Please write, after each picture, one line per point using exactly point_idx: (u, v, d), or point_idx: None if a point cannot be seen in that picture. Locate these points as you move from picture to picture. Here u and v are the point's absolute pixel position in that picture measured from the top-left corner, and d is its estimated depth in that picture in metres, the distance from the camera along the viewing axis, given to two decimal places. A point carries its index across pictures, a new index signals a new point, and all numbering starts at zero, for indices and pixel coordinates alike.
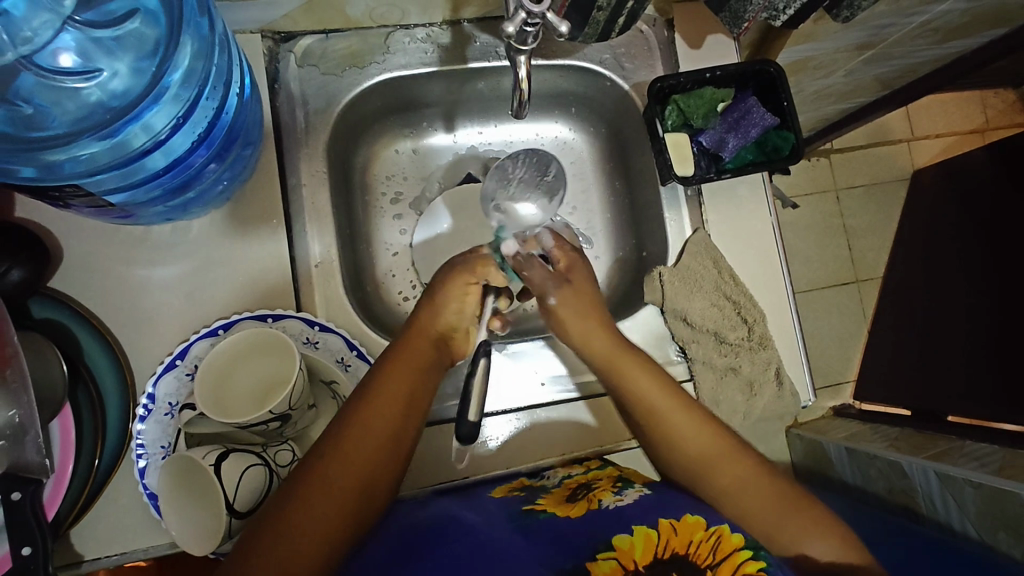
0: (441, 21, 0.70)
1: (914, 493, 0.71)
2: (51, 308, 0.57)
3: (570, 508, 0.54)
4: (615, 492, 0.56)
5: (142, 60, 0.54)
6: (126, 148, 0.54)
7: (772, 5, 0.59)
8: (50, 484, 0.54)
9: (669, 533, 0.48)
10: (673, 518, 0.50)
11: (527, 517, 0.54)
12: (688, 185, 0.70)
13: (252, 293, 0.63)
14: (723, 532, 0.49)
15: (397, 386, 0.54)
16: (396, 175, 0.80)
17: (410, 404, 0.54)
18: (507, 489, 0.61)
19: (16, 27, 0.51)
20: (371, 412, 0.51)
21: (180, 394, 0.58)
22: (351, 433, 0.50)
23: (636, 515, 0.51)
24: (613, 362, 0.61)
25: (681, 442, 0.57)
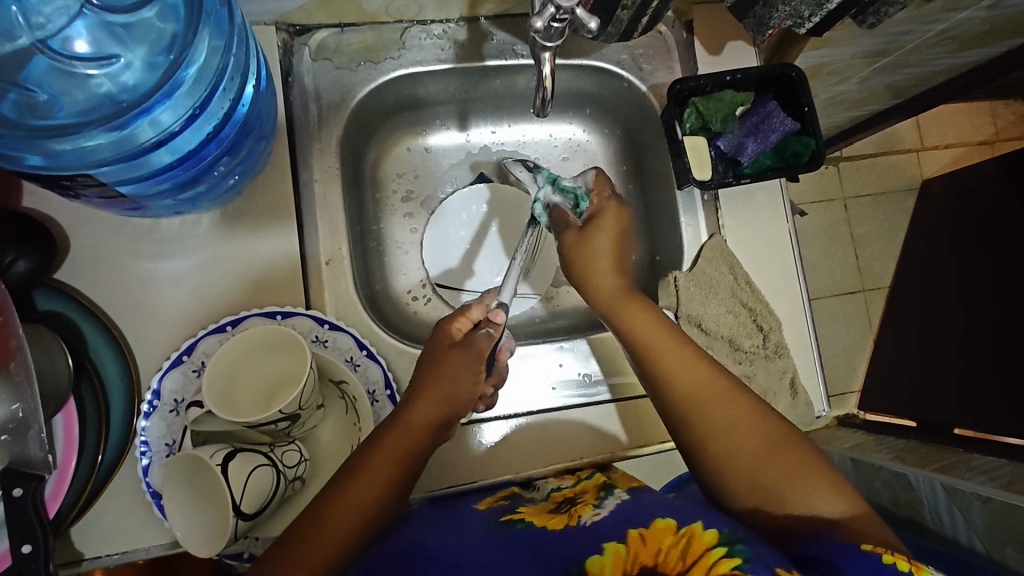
0: (458, 18, 0.69)
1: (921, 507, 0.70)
2: (55, 300, 0.56)
3: (549, 519, 0.53)
4: (595, 507, 0.54)
5: (157, 53, 0.53)
6: (135, 142, 0.52)
7: (797, 12, 0.58)
8: (51, 480, 0.52)
9: (638, 544, 0.45)
10: (642, 528, 0.47)
11: (504, 527, 0.53)
12: (706, 189, 0.69)
13: (259, 290, 0.61)
14: (695, 532, 0.45)
15: (388, 453, 0.53)
16: (406, 172, 0.78)
17: (400, 467, 0.53)
18: (494, 498, 0.61)
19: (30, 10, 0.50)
20: (358, 481, 0.51)
21: (186, 391, 0.56)
22: (336, 499, 0.50)
23: (607, 530, 0.48)
24: (659, 355, 0.56)
25: (679, 378, 0.55)
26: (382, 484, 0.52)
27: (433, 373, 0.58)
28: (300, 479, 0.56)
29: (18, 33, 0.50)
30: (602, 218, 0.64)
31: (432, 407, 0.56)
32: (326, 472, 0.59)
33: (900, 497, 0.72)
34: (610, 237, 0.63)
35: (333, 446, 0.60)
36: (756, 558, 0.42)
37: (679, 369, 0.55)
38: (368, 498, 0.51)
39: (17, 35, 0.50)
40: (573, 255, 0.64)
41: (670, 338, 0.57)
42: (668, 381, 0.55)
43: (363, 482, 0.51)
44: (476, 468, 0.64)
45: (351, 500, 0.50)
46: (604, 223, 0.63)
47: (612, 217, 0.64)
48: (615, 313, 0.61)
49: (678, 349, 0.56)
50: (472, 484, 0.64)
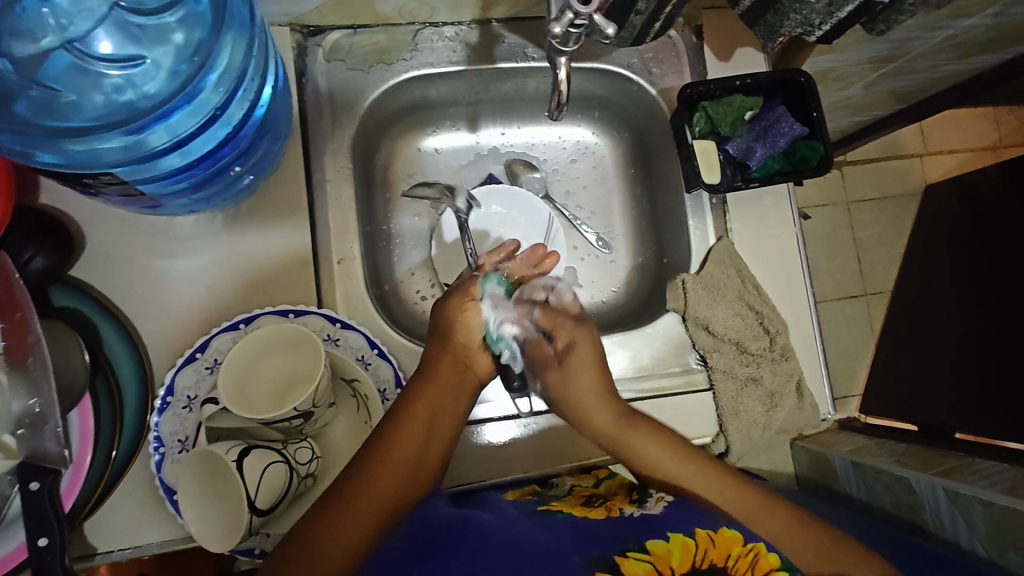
0: (470, 20, 0.70)
1: (922, 509, 0.70)
2: (70, 296, 0.57)
3: (589, 510, 0.56)
4: (635, 503, 0.57)
5: (182, 56, 0.53)
6: (151, 145, 0.53)
7: (808, 20, 0.59)
8: (68, 475, 0.52)
9: (707, 543, 0.50)
10: (712, 530, 0.51)
11: (540, 515, 0.56)
12: (715, 192, 0.69)
13: (272, 289, 0.62)
14: (761, 549, 0.50)
15: (423, 410, 0.57)
16: (416, 173, 0.79)
17: (433, 421, 0.57)
18: (520, 492, 0.62)
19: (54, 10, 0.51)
20: (376, 473, 0.53)
21: (199, 388, 0.57)
22: (355, 487, 0.52)
23: (670, 522, 0.52)
24: (634, 431, 0.62)
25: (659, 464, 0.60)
26: (397, 476, 0.53)
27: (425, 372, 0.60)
28: (313, 476, 0.56)
29: (46, 33, 0.51)
30: (575, 350, 0.66)
31: (455, 358, 0.61)
32: (337, 469, 0.60)
33: (902, 500, 0.72)
34: (596, 375, 0.64)
35: (344, 444, 0.60)
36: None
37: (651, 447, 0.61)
38: (389, 491, 0.53)
39: (42, 35, 0.51)
40: (563, 396, 0.64)
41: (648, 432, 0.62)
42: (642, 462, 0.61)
43: (381, 474, 0.53)
44: (484, 467, 0.65)
45: (370, 491, 0.52)
46: (584, 353, 0.65)
47: (585, 355, 0.65)
48: (619, 446, 0.62)
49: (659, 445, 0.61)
50: (481, 483, 0.64)
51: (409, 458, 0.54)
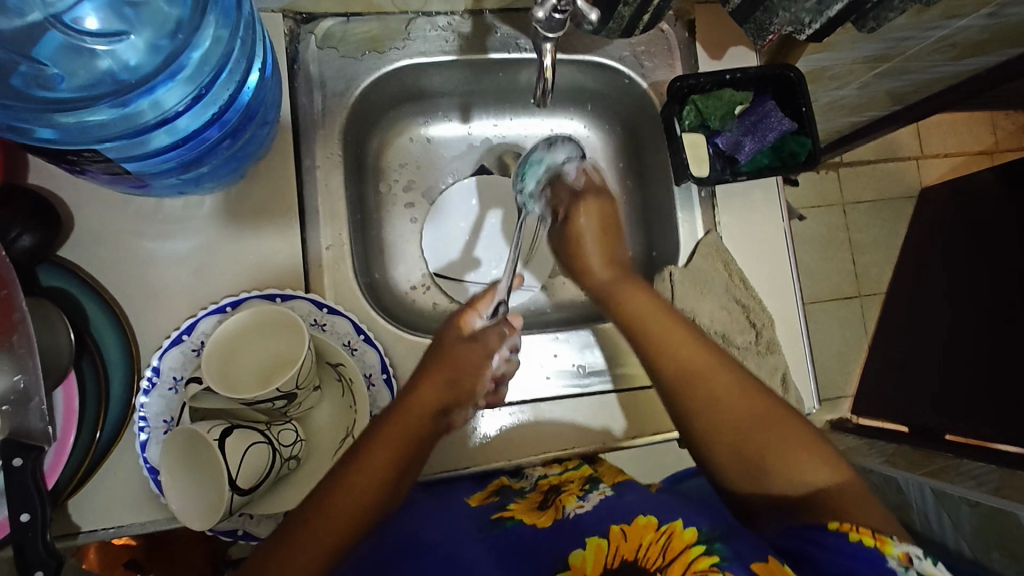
0: (463, 11, 0.70)
1: (909, 509, 0.71)
2: (58, 277, 0.57)
3: (539, 515, 0.56)
4: (579, 498, 0.56)
5: (160, 40, 0.54)
6: (136, 121, 0.53)
7: (798, 19, 0.60)
8: (51, 452, 0.53)
9: (618, 540, 0.49)
10: (624, 524, 0.50)
11: (495, 528, 0.55)
12: (703, 186, 0.70)
13: (259, 274, 0.62)
14: (676, 529, 0.48)
15: (394, 438, 0.53)
16: (408, 163, 0.79)
17: (416, 444, 0.54)
18: (485, 492, 0.62)
19: None
20: (360, 470, 0.51)
21: (185, 369, 0.57)
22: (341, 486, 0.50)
23: (591, 524, 0.51)
24: (632, 308, 0.61)
25: (669, 353, 0.57)
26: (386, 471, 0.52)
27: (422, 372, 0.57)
28: (295, 459, 0.57)
29: (31, 8, 0.51)
30: (578, 211, 0.69)
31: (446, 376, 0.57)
32: (320, 454, 0.60)
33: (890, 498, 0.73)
34: (678, 327, 0.58)
35: (329, 428, 0.60)
36: (734, 554, 0.45)
37: (651, 318, 0.60)
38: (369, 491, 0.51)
39: (27, 11, 0.51)
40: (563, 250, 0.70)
41: (649, 302, 0.61)
42: (643, 333, 0.59)
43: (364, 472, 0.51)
44: (470, 455, 0.65)
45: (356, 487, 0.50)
46: (637, 306, 0.61)
47: (594, 212, 0.69)
48: (633, 325, 0.60)
49: (721, 369, 0.55)
50: (466, 468, 0.65)
51: (395, 449, 0.52)
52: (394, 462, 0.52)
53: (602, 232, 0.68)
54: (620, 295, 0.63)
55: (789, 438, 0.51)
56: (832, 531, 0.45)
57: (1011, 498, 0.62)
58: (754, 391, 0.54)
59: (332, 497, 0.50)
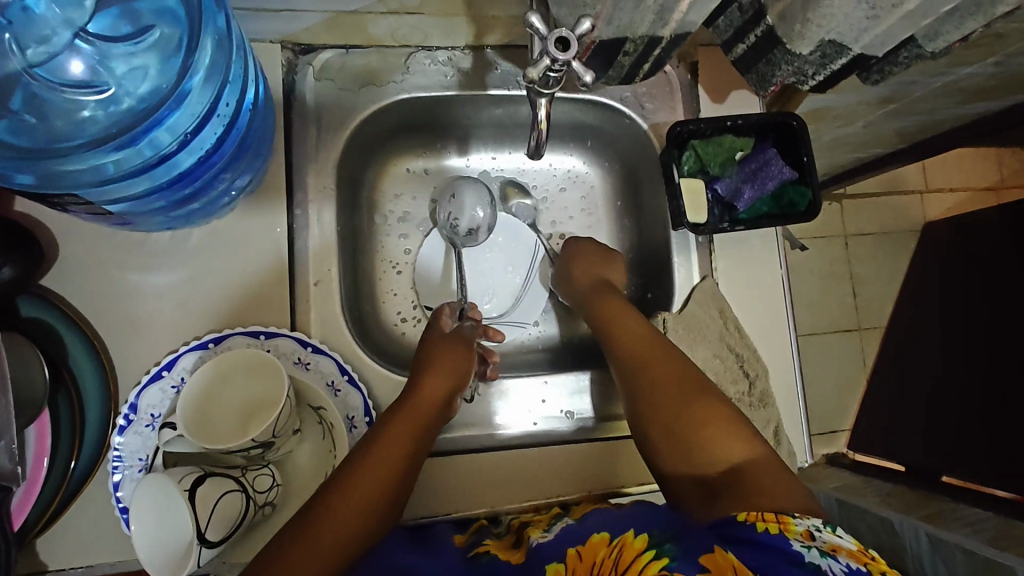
0: (464, 46, 0.69)
1: (904, 553, 0.70)
2: (39, 308, 0.56)
3: (514, 552, 0.53)
4: (543, 530, 0.55)
5: (168, 61, 0.52)
6: (147, 155, 0.52)
7: (801, 71, 0.59)
8: (20, 491, 0.52)
9: (575, 561, 0.47)
10: (580, 545, 0.49)
11: (471, 562, 0.52)
12: (699, 233, 0.69)
13: (244, 309, 0.61)
14: (627, 540, 0.47)
15: (406, 422, 0.57)
16: (404, 194, 0.78)
17: (418, 443, 0.57)
18: (468, 532, 0.60)
19: (30, 32, 0.51)
20: (375, 452, 0.54)
21: (163, 407, 0.56)
22: (355, 474, 0.52)
23: (551, 548, 0.50)
24: (623, 325, 0.65)
25: (649, 372, 0.60)
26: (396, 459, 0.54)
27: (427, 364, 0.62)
28: (270, 505, 0.55)
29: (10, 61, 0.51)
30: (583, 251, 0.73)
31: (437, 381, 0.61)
32: (298, 498, 0.58)
33: (883, 542, 0.72)
34: (663, 351, 0.62)
35: (308, 472, 0.59)
36: (682, 552, 0.43)
37: (633, 340, 0.63)
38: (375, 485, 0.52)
39: (9, 60, 0.51)
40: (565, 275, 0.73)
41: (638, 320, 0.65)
42: (630, 357, 0.62)
43: (377, 456, 0.54)
44: (453, 499, 0.63)
45: (368, 473, 0.53)
46: (614, 307, 0.67)
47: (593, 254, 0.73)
48: (616, 336, 0.65)
49: (697, 394, 0.58)
50: (447, 515, 0.62)
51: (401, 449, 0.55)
52: (406, 445, 0.55)
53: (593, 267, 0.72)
54: (613, 313, 0.67)
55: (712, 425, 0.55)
56: (741, 525, 0.47)
57: None
58: (727, 418, 0.56)
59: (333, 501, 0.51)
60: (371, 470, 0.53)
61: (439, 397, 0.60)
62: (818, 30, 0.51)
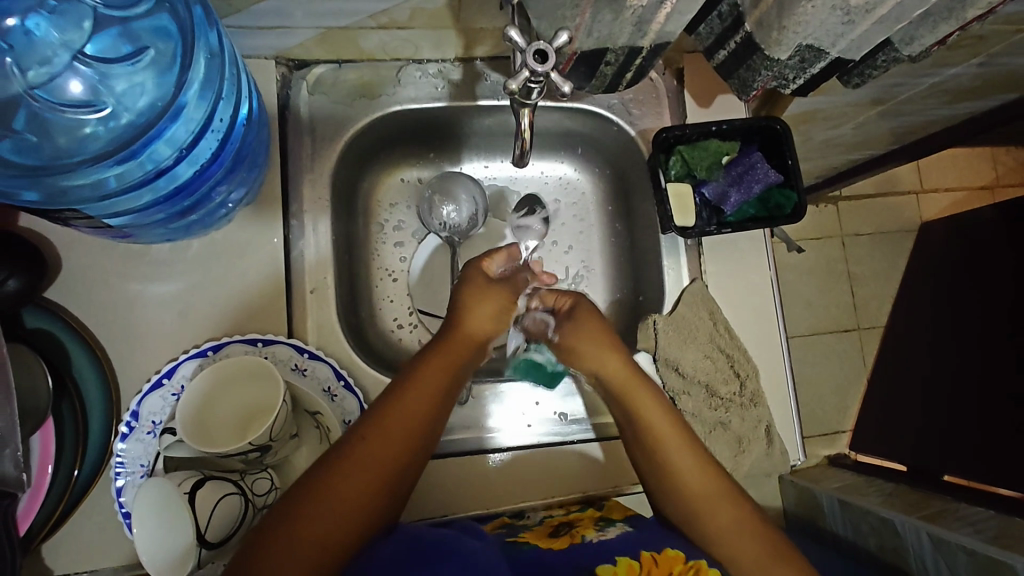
0: (454, 58, 0.71)
1: (904, 552, 0.71)
2: (43, 319, 0.58)
3: (553, 540, 0.56)
4: (598, 529, 0.57)
5: (165, 77, 0.54)
6: (147, 168, 0.54)
7: (782, 75, 0.60)
8: (25, 498, 0.54)
9: (650, 564, 0.51)
10: (654, 551, 0.52)
11: (511, 548, 0.55)
12: (687, 236, 0.70)
13: (242, 318, 0.63)
14: (702, 566, 0.51)
15: (440, 363, 0.59)
16: (399, 203, 0.80)
17: (450, 388, 0.58)
18: (495, 523, 0.62)
19: (31, 55, 0.53)
20: (412, 392, 0.55)
21: (164, 414, 0.58)
22: (393, 409, 0.53)
23: (619, 546, 0.53)
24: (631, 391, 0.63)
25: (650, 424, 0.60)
26: (430, 402, 0.55)
27: (467, 299, 0.65)
28: (270, 507, 0.56)
29: (12, 83, 0.53)
30: (578, 309, 0.70)
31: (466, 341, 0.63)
32: None
33: (885, 543, 0.73)
34: (674, 426, 0.60)
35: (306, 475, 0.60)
36: None
37: (646, 406, 0.62)
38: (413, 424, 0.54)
39: (10, 84, 0.53)
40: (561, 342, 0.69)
41: (647, 388, 0.63)
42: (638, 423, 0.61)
43: (415, 396, 0.55)
44: (451, 501, 0.64)
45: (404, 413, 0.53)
46: (636, 385, 0.63)
47: (585, 313, 0.69)
48: (626, 396, 0.63)
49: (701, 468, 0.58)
50: (446, 517, 0.63)
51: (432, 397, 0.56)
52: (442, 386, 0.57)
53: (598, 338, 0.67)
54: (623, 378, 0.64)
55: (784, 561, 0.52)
56: None
57: (1009, 548, 0.61)
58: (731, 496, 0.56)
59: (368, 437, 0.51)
60: (387, 434, 0.52)
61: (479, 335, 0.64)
62: (794, 36, 0.53)
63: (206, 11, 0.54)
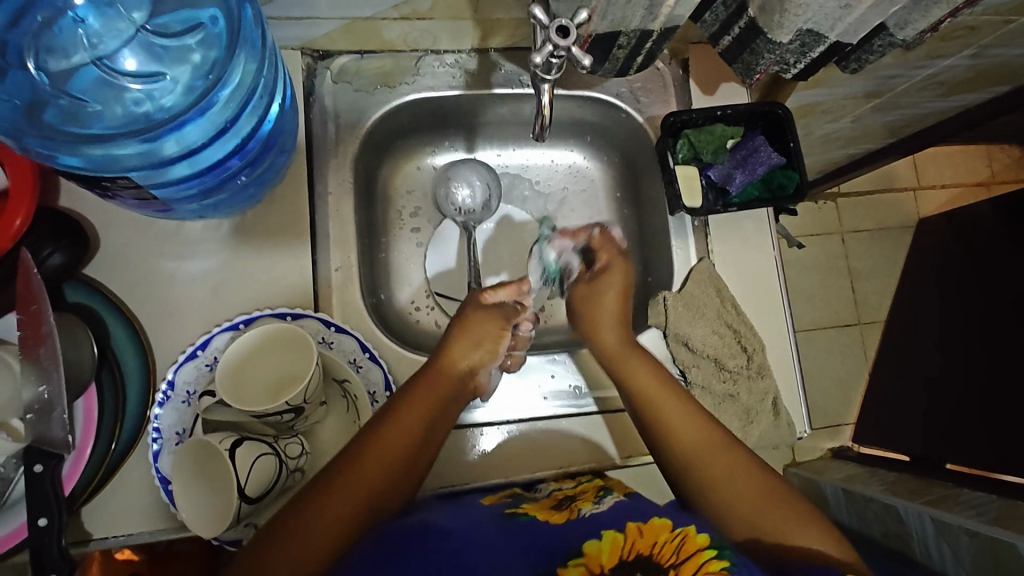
0: (470, 49, 0.74)
1: (909, 541, 0.74)
2: (84, 293, 0.61)
3: (551, 513, 0.56)
4: (594, 502, 0.58)
5: (197, 82, 0.57)
6: (157, 154, 0.56)
7: (784, 60, 0.64)
8: (69, 460, 0.56)
9: (635, 535, 0.50)
10: (640, 522, 0.52)
11: (507, 519, 0.56)
12: (696, 215, 0.73)
13: (271, 294, 0.66)
14: (689, 534, 0.50)
15: (432, 386, 0.61)
16: (415, 190, 0.83)
17: (442, 407, 0.61)
18: (500, 495, 0.63)
19: (98, 33, 0.58)
20: (402, 413, 0.58)
21: (198, 383, 0.60)
22: (382, 432, 0.56)
23: (607, 521, 0.52)
24: (635, 376, 0.65)
25: (655, 399, 0.62)
26: (420, 422, 0.58)
27: (461, 324, 0.67)
28: (301, 471, 0.59)
29: (79, 52, 0.58)
30: (610, 272, 0.73)
31: (458, 367, 0.64)
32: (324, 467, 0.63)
33: (889, 530, 0.77)
34: (673, 397, 0.62)
35: (333, 441, 0.63)
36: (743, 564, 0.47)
37: (654, 392, 0.63)
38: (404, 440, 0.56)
39: (73, 53, 0.57)
40: (580, 304, 0.75)
41: (648, 368, 0.65)
42: (646, 399, 0.63)
43: (405, 418, 0.57)
44: (472, 470, 0.67)
45: (392, 435, 0.56)
46: (640, 374, 0.65)
47: (617, 273, 0.73)
48: (620, 364, 0.67)
49: (706, 427, 0.60)
50: (465, 485, 0.67)
51: (420, 418, 0.58)
52: (430, 409, 0.59)
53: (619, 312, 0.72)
54: (626, 365, 0.66)
55: (795, 508, 0.54)
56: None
57: (1010, 529, 0.64)
58: (733, 450, 0.58)
59: (359, 458, 0.54)
60: (378, 454, 0.55)
61: (471, 358, 0.65)
62: (795, 19, 0.56)
63: (255, 14, 0.56)
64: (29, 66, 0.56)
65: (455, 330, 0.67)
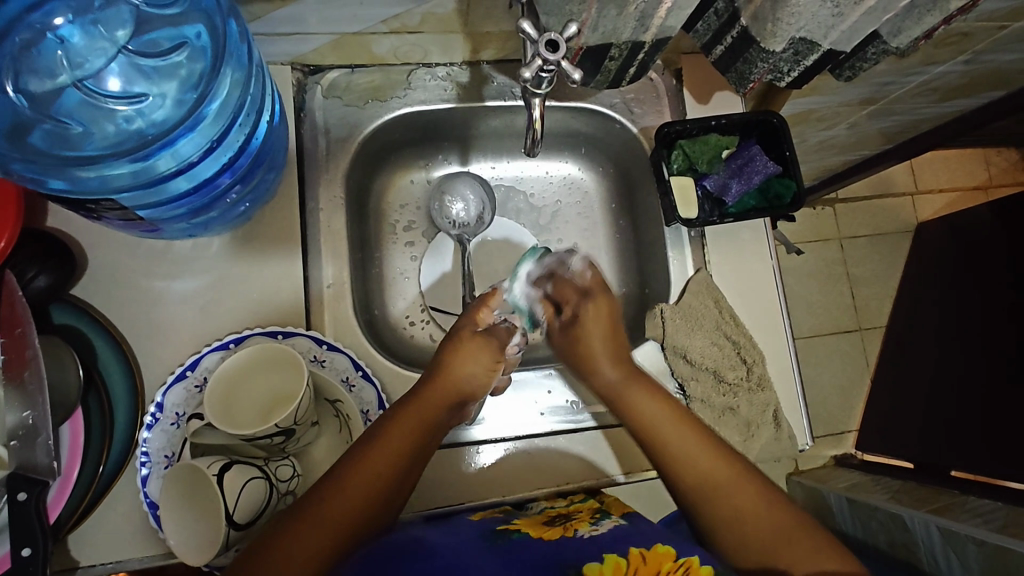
0: (461, 61, 0.74)
1: (915, 548, 0.73)
2: (71, 316, 0.60)
3: (545, 530, 0.56)
4: (591, 523, 0.57)
5: (187, 95, 0.57)
6: (153, 172, 0.55)
7: (777, 68, 0.63)
8: (55, 487, 0.56)
9: (638, 562, 0.49)
10: (644, 548, 0.50)
11: (500, 537, 0.55)
12: (692, 227, 0.72)
13: (262, 312, 0.65)
14: (692, 564, 0.49)
15: (416, 414, 0.56)
16: (409, 204, 0.82)
17: (425, 434, 0.56)
18: (488, 514, 0.63)
19: (78, 53, 0.57)
20: (388, 436, 0.54)
21: (187, 405, 0.59)
22: (366, 456, 0.53)
23: (607, 543, 0.52)
24: (643, 413, 0.60)
25: (666, 439, 0.57)
26: (405, 450, 0.54)
27: (454, 346, 0.61)
28: (292, 494, 0.58)
29: (60, 73, 0.56)
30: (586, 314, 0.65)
31: (446, 395, 0.58)
32: None
33: (894, 539, 0.76)
34: (684, 428, 0.58)
35: (326, 462, 0.62)
36: None
37: (664, 422, 0.59)
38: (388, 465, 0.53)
39: (58, 73, 0.56)
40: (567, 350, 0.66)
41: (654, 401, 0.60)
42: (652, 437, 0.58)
43: (389, 445, 0.54)
44: (469, 489, 0.66)
45: (375, 462, 0.53)
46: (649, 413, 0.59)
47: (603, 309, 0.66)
48: (621, 401, 0.62)
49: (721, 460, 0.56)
50: (459, 505, 0.65)
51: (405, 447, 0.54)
52: (415, 438, 0.55)
53: (608, 331, 0.65)
54: (629, 398, 0.61)
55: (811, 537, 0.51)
56: None
57: (1018, 537, 0.62)
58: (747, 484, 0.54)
59: (339, 486, 0.51)
60: (359, 485, 0.51)
61: (463, 387, 0.59)
62: (788, 28, 0.55)
63: (241, 27, 0.56)
64: (8, 88, 0.54)
65: (450, 345, 0.61)
